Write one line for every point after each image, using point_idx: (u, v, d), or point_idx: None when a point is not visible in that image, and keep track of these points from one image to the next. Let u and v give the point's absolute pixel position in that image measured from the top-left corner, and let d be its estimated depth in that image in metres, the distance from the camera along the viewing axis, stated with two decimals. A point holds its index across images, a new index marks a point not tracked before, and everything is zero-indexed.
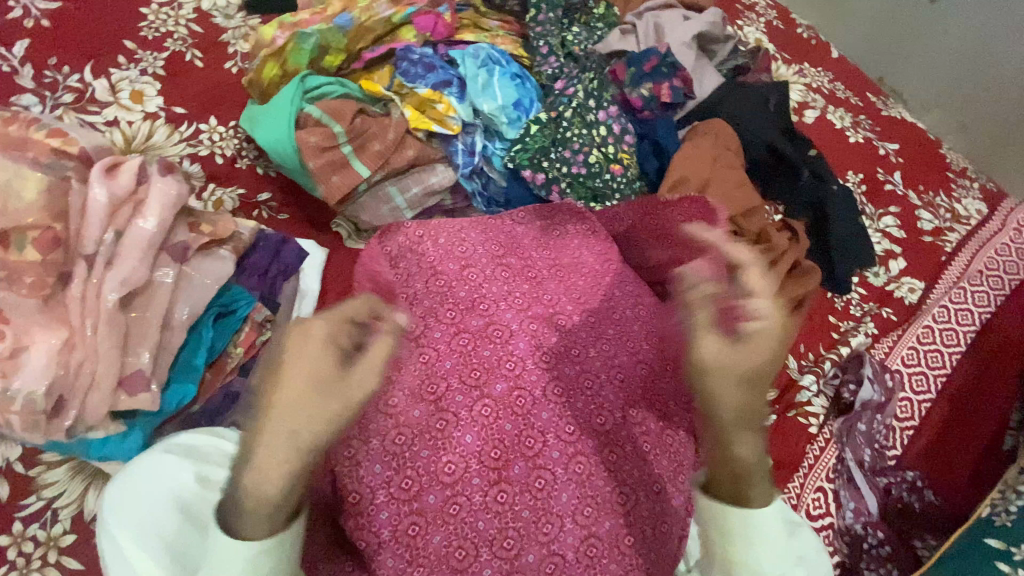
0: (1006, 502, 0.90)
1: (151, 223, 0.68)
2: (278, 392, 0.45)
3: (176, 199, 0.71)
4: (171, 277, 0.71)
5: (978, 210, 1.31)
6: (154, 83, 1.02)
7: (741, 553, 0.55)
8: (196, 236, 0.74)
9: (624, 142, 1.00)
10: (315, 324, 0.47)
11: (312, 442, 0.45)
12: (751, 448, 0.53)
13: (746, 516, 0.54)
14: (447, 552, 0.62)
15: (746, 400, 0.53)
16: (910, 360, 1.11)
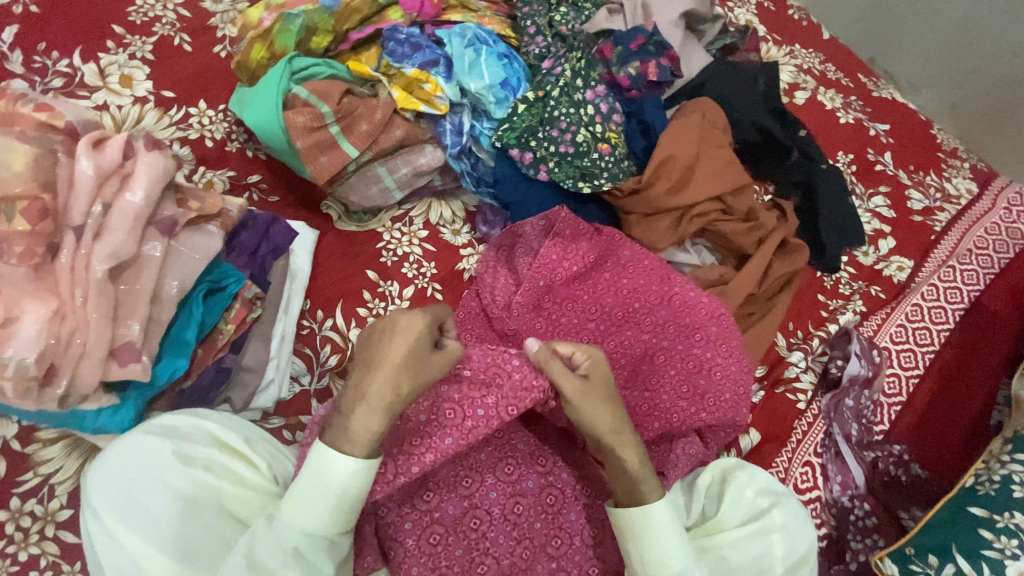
0: (989, 471, 0.90)
1: (140, 196, 0.69)
2: (388, 355, 0.64)
3: (164, 174, 0.72)
4: (160, 249, 0.71)
5: (968, 188, 1.31)
6: (143, 67, 1.02)
7: (648, 550, 0.68)
8: (184, 211, 0.75)
9: (612, 121, 1.01)
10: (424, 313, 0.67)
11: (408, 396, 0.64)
12: (624, 464, 0.70)
13: (641, 511, 0.68)
14: (457, 480, 0.82)
15: (615, 422, 0.72)
16: (898, 338, 1.12)
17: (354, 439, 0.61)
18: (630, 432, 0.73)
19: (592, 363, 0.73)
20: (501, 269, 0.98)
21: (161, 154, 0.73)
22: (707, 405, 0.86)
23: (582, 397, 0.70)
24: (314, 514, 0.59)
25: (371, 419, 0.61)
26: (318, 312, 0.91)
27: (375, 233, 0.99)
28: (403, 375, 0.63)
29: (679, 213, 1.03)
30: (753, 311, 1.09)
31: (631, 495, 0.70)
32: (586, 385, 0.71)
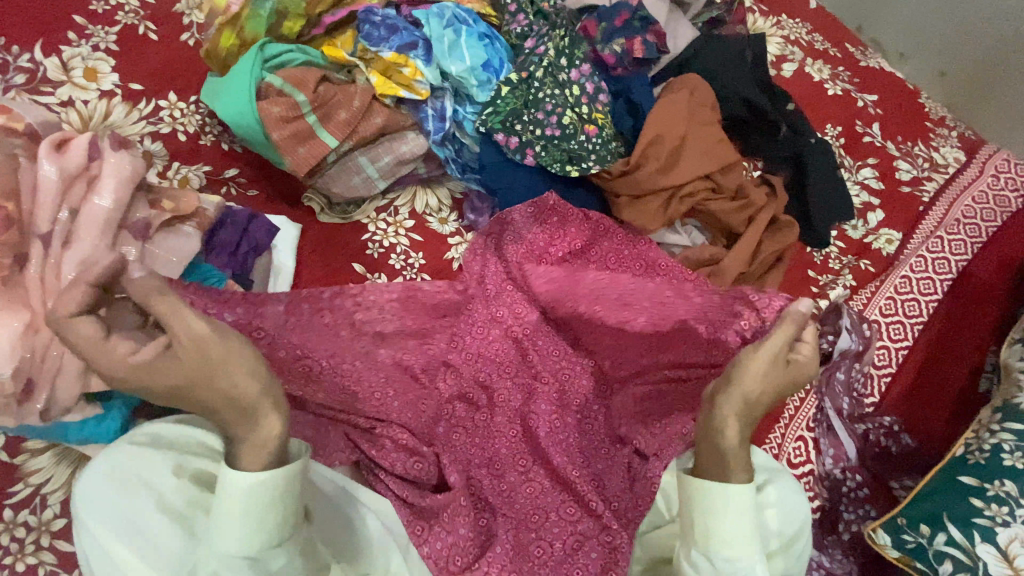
0: (979, 440, 0.90)
1: (107, 200, 0.66)
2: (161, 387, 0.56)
3: (133, 175, 0.69)
4: (135, 255, 0.69)
5: (956, 157, 1.31)
6: (108, 59, 0.97)
7: (717, 525, 0.69)
8: (157, 212, 0.72)
9: (599, 101, 0.97)
10: (59, 330, 0.56)
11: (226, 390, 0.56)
12: (723, 435, 0.71)
13: (724, 488, 0.69)
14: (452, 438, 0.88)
15: (755, 404, 0.73)
16: (888, 310, 1.13)
17: (251, 448, 0.56)
18: (753, 424, 0.73)
19: (796, 366, 0.75)
20: (489, 259, 0.96)
21: (130, 154, 0.70)
22: (674, 398, 0.90)
23: (776, 368, 0.73)
24: (244, 528, 0.54)
25: (258, 428, 0.57)
26: None
27: (360, 225, 0.98)
28: (188, 385, 0.56)
29: (668, 193, 1.02)
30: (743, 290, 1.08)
31: (718, 468, 0.71)
32: (788, 363, 0.75)
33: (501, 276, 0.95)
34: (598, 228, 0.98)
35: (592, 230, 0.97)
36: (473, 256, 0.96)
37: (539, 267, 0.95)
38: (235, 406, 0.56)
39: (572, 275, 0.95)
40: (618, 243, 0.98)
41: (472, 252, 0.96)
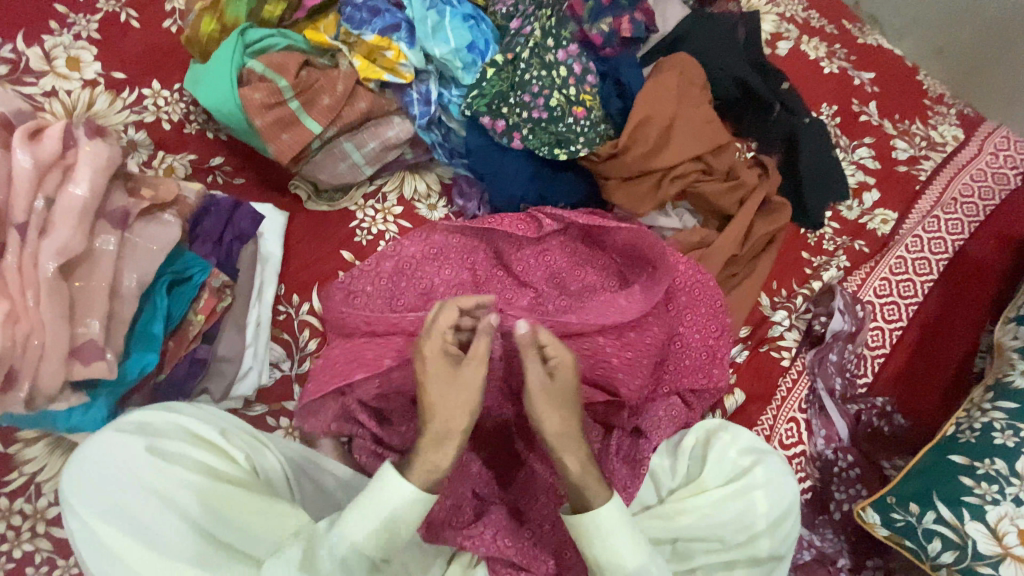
0: (970, 419, 0.90)
1: (84, 189, 0.66)
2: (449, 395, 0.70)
3: (110, 164, 0.68)
4: (114, 243, 0.68)
5: (954, 135, 1.29)
6: (90, 48, 0.96)
7: (601, 552, 0.67)
8: (136, 200, 0.72)
9: (586, 83, 0.96)
10: (427, 358, 0.72)
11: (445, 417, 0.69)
12: (565, 466, 0.70)
13: (592, 516, 0.67)
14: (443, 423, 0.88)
15: (562, 425, 0.73)
16: (882, 291, 1.12)
17: (420, 469, 0.65)
18: (577, 438, 0.73)
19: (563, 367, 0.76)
20: (479, 247, 0.96)
21: (107, 143, 0.69)
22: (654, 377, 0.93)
23: (543, 388, 0.73)
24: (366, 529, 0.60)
25: (438, 454, 0.67)
26: (294, 296, 0.91)
27: (348, 212, 0.97)
28: (439, 404, 0.69)
29: (658, 175, 1.01)
30: (737, 272, 1.08)
31: (581, 498, 0.69)
32: (551, 378, 0.75)
33: (491, 269, 0.96)
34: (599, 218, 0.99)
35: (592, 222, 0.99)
36: (455, 250, 0.95)
37: (546, 263, 0.97)
38: (439, 427, 0.68)
39: (574, 267, 0.97)
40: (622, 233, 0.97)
41: (461, 243, 0.96)
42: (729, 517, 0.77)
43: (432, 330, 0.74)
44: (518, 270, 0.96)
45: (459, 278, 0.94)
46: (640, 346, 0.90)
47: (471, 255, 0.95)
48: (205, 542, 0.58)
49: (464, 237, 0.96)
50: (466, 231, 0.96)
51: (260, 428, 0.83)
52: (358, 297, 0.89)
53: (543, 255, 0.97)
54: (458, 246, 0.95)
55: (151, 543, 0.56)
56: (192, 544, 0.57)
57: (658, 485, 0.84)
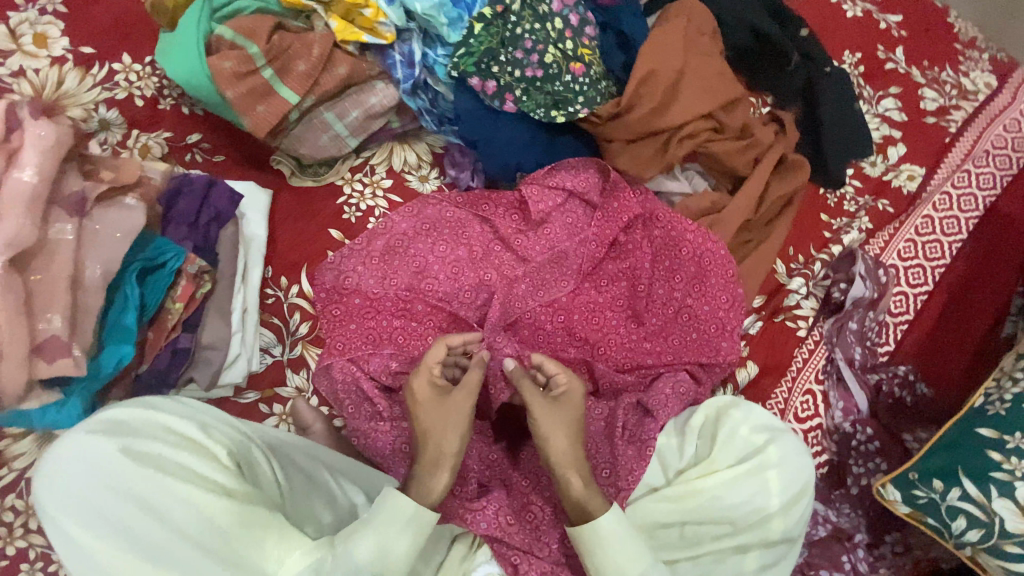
0: (1001, 390, 0.83)
1: (32, 173, 0.62)
2: (439, 428, 0.69)
3: (57, 146, 0.64)
4: (70, 232, 0.64)
5: (987, 82, 1.18)
6: (57, 22, 0.90)
7: (605, 564, 0.65)
8: (92, 184, 0.68)
9: (584, 35, 0.88)
10: (416, 388, 0.73)
11: (439, 444, 0.68)
12: (569, 485, 0.68)
13: (593, 528, 0.65)
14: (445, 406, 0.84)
15: (567, 448, 0.70)
16: (906, 254, 1.05)
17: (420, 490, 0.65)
18: (583, 457, 0.70)
19: (568, 387, 0.75)
20: (473, 221, 0.90)
21: (52, 123, 0.65)
22: (641, 346, 0.88)
23: (546, 413, 0.71)
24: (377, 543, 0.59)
25: (434, 476, 0.66)
26: (282, 279, 0.87)
27: (334, 187, 0.92)
28: (432, 428, 0.69)
29: (666, 135, 0.93)
30: (751, 238, 1.01)
31: (579, 512, 0.67)
32: (553, 404, 0.72)
33: (484, 242, 0.90)
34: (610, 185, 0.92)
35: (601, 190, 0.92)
36: (447, 227, 0.89)
37: (551, 237, 0.90)
38: (432, 450, 0.68)
39: (577, 240, 0.90)
40: (633, 200, 0.91)
41: (453, 217, 0.90)
42: (739, 505, 0.73)
43: (423, 364, 0.74)
44: (514, 244, 0.90)
45: (454, 255, 0.88)
46: (590, 315, 0.89)
47: (465, 229, 0.90)
48: (190, 550, 0.53)
49: (459, 213, 0.90)
50: (461, 204, 0.91)
51: (253, 416, 0.81)
52: (349, 277, 0.85)
53: (547, 228, 0.90)
54: (451, 220, 0.90)
55: (132, 550, 0.52)
56: (177, 553, 0.53)
57: (664, 466, 0.79)
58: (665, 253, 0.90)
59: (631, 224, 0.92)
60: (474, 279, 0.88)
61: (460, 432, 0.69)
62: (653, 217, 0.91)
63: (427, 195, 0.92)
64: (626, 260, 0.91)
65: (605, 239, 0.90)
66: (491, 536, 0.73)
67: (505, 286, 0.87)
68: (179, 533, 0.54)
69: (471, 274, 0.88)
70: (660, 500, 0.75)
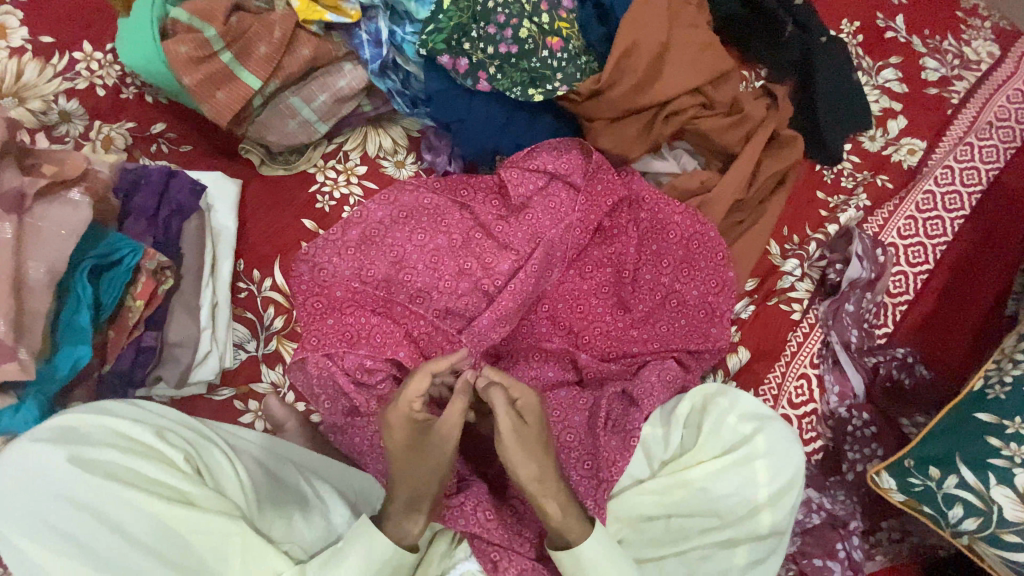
0: (1000, 371, 0.79)
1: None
2: (419, 468, 0.63)
3: None
4: (11, 230, 0.61)
5: (991, 51, 1.12)
6: (16, 12, 0.85)
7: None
8: (32, 179, 0.64)
9: (562, 7, 0.83)
10: (392, 425, 0.64)
11: (416, 487, 0.63)
12: (546, 514, 0.65)
13: (572, 556, 0.64)
14: None
15: (539, 471, 0.65)
16: (906, 232, 1.01)
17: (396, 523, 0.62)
18: (555, 479, 0.66)
19: (526, 402, 0.66)
20: (452, 208, 0.86)
21: None
22: (623, 332, 0.85)
23: (512, 436, 0.64)
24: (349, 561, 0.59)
25: (409, 520, 0.62)
26: (254, 272, 0.84)
27: (306, 176, 0.88)
28: (410, 470, 0.63)
29: (651, 112, 0.89)
30: (744, 218, 0.97)
31: (559, 537, 0.65)
32: (522, 425, 0.65)
33: (463, 230, 0.85)
34: (595, 166, 0.88)
35: (586, 172, 0.88)
36: (423, 215, 0.85)
37: (535, 223, 0.85)
38: (410, 494, 0.63)
39: (561, 224, 0.85)
40: (617, 184, 0.87)
41: (430, 205, 0.86)
42: (725, 500, 0.71)
43: (401, 395, 0.64)
44: (495, 230, 0.85)
45: (434, 245, 0.84)
46: (574, 304, 0.85)
47: (443, 217, 0.85)
48: (145, 557, 0.52)
49: (438, 201, 0.86)
50: (440, 190, 0.86)
51: (227, 414, 0.79)
52: (324, 269, 0.82)
53: (530, 215, 0.85)
54: (428, 208, 0.86)
55: (84, 561, 0.51)
56: (132, 562, 0.52)
57: (650, 458, 0.76)
58: (652, 239, 0.87)
59: (617, 208, 0.88)
60: (454, 269, 0.84)
61: (440, 472, 0.63)
62: (639, 201, 0.87)
63: (403, 181, 0.88)
64: (612, 245, 0.87)
65: (588, 225, 0.86)
66: (470, 532, 0.71)
67: (486, 275, 0.84)
68: (135, 542, 0.53)
69: (450, 264, 0.84)
70: (644, 492, 0.73)
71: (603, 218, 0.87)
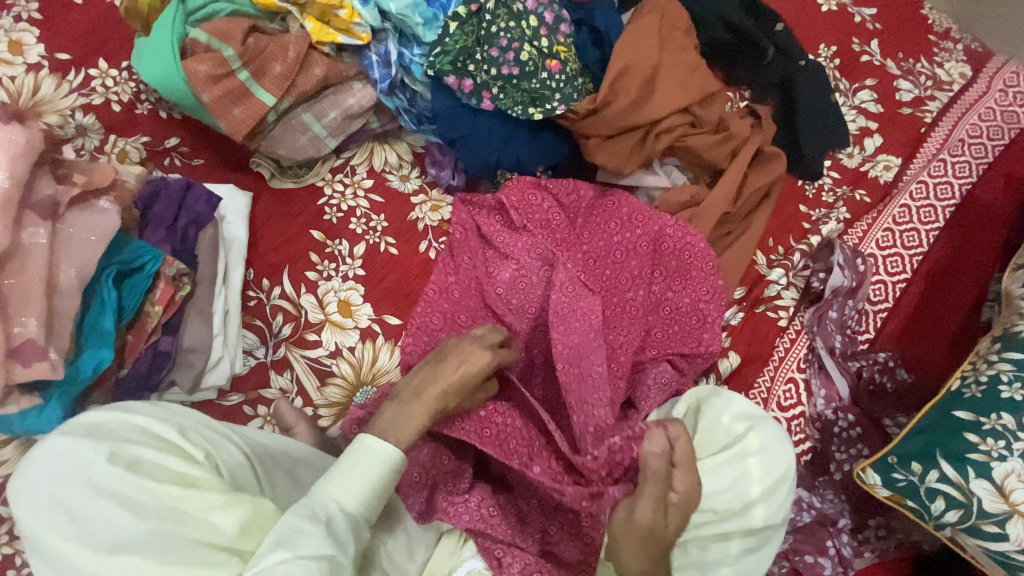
0: (976, 372, 0.85)
1: (3, 177, 0.61)
2: (453, 393, 0.71)
3: (27, 148, 0.64)
4: (44, 236, 0.64)
5: (962, 73, 1.20)
6: (32, 30, 0.87)
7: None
8: (65, 188, 0.68)
9: (559, 32, 0.90)
10: (476, 352, 0.74)
11: (438, 402, 0.69)
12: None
13: None
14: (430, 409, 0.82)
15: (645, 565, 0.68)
16: (884, 243, 1.07)
17: (400, 420, 0.65)
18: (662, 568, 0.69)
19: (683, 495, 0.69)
20: (462, 231, 0.90)
21: (24, 127, 0.65)
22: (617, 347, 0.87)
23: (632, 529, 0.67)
24: (348, 478, 0.59)
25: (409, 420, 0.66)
26: (264, 281, 0.87)
27: (315, 189, 0.92)
28: (448, 391, 0.70)
29: (643, 130, 0.95)
30: (731, 230, 1.02)
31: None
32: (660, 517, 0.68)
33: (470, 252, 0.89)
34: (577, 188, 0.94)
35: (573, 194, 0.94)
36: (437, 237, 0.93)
37: (530, 243, 0.90)
38: (435, 398, 0.69)
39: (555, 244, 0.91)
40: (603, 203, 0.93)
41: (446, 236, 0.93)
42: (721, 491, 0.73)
43: (501, 352, 0.77)
44: (497, 251, 0.90)
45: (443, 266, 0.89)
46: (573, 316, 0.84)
47: (466, 240, 0.90)
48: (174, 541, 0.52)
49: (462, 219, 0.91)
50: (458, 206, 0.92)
51: (237, 418, 0.81)
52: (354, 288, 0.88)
53: (526, 237, 0.90)
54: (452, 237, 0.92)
55: (113, 551, 0.50)
56: (162, 546, 0.52)
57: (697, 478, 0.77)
58: (649, 252, 0.90)
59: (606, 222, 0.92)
60: (459, 288, 0.87)
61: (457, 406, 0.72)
62: (632, 218, 0.91)
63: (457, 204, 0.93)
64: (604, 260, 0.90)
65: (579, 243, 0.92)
66: (474, 530, 0.74)
67: (489, 287, 0.87)
68: (162, 528, 0.52)
69: (457, 286, 0.87)
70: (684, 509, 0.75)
71: (597, 237, 0.91)
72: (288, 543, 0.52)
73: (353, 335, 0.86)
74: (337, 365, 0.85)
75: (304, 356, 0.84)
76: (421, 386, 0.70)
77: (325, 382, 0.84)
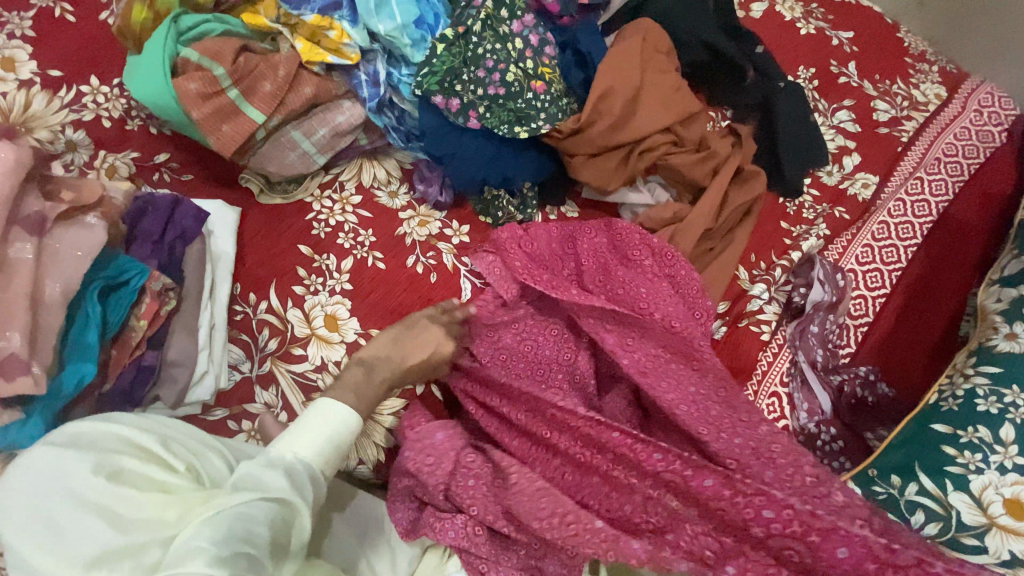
0: (953, 387, 0.88)
1: None
2: (410, 367, 0.79)
3: (15, 166, 0.65)
4: (30, 251, 0.65)
5: (936, 93, 1.24)
6: (25, 47, 0.87)
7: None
8: (52, 205, 0.69)
9: (544, 55, 0.93)
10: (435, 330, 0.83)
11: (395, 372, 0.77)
12: None
13: None
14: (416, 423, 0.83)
15: None
16: (864, 258, 1.09)
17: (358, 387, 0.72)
18: None
19: None
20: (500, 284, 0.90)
21: (15, 145, 0.66)
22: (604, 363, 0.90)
23: None
24: (309, 440, 0.62)
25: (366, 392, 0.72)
26: (250, 295, 0.87)
27: (304, 204, 0.93)
28: (407, 364, 0.79)
29: (627, 148, 0.97)
30: (714, 246, 1.05)
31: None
32: None
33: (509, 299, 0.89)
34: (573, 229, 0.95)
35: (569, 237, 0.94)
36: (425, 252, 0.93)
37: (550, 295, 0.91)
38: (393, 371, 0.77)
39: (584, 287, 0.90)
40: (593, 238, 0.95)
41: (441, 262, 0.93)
42: None
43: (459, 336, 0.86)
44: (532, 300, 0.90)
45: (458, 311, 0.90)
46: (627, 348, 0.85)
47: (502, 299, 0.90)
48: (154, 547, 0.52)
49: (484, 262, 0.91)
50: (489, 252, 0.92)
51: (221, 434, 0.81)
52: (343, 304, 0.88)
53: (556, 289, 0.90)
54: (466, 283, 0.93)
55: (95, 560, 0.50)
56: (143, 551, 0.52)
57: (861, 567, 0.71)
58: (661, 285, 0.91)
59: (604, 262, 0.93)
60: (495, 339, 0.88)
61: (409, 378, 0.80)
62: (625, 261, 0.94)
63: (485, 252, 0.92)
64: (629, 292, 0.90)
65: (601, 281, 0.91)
66: (459, 546, 0.74)
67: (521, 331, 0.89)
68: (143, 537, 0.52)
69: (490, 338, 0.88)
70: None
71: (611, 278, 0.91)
72: (253, 488, 0.55)
73: (339, 349, 0.86)
74: (322, 379, 0.85)
75: (289, 370, 0.84)
76: (384, 355, 0.78)
77: (310, 397, 0.84)
